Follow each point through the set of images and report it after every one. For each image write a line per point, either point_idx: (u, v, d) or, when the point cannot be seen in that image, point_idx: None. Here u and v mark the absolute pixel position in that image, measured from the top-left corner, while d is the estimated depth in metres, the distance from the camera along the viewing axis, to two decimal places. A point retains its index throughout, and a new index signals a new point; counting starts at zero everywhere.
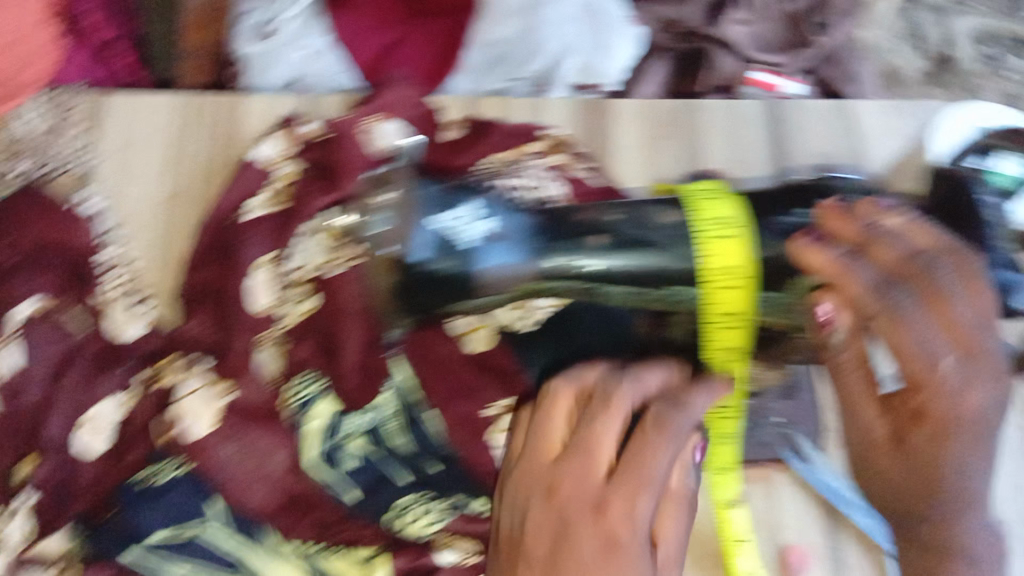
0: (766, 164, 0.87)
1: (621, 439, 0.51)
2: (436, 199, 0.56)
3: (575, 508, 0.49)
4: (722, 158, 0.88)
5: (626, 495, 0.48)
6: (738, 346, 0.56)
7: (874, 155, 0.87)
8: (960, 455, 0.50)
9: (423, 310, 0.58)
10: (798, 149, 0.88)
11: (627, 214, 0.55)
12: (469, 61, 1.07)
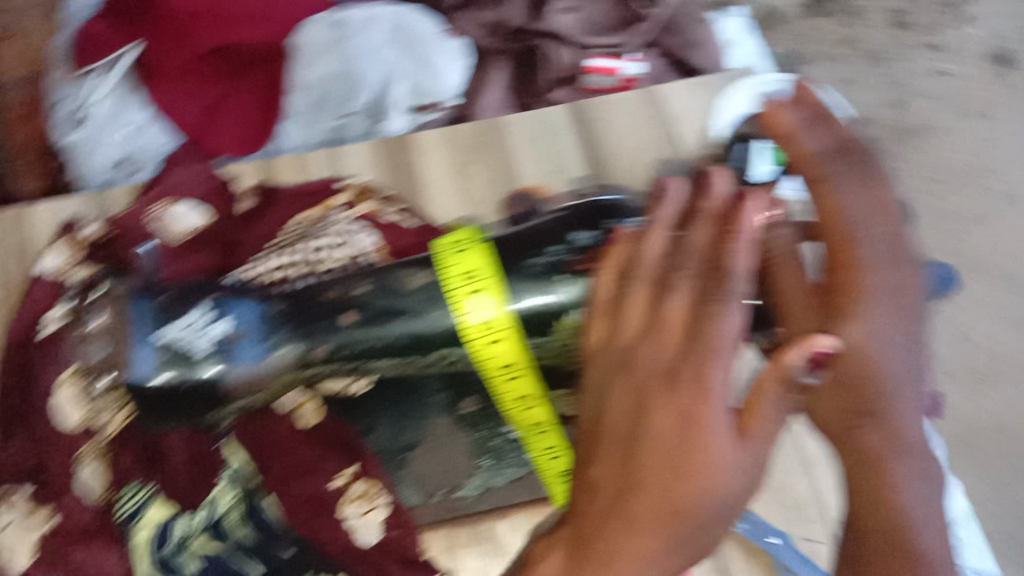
0: (581, 164, 0.86)
1: (741, 334, 0.48)
2: (161, 310, 0.55)
3: (653, 398, 0.47)
4: (533, 169, 0.87)
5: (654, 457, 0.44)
6: (521, 389, 0.58)
7: (690, 130, 0.88)
8: (876, 321, 0.53)
9: (178, 418, 0.57)
10: (611, 148, 0.87)
11: (366, 288, 0.57)
12: (296, 109, 1.15)
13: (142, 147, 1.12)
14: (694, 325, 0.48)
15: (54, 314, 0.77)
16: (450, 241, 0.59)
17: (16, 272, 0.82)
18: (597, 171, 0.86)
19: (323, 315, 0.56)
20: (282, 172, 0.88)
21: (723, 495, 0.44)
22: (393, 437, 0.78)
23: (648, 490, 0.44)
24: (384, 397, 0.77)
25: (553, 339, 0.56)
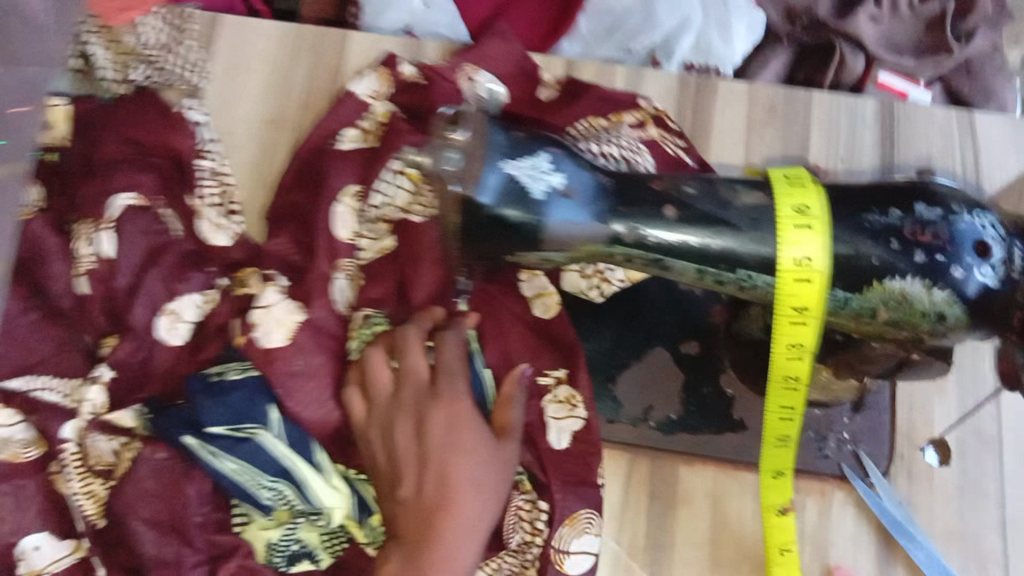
0: (873, 156, 0.84)
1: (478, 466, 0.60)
2: (511, 140, 0.56)
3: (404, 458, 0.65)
4: (824, 153, 0.85)
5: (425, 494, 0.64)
6: (799, 339, 0.58)
7: (991, 169, 0.85)
8: None
9: (477, 250, 0.59)
10: (906, 157, 0.85)
11: (696, 191, 0.57)
12: (579, 31, 1.17)
13: (430, 23, 1.13)
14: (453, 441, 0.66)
15: (352, 134, 0.82)
16: (785, 174, 0.58)
17: (326, 87, 0.86)
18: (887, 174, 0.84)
19: (649, 202, 0.57)
20: (582, 71, 0.88)
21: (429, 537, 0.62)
22: (608, 350, 0.79)
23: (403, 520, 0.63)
24: (615, 309, 0.81)
25: (860, 298, 0.55)
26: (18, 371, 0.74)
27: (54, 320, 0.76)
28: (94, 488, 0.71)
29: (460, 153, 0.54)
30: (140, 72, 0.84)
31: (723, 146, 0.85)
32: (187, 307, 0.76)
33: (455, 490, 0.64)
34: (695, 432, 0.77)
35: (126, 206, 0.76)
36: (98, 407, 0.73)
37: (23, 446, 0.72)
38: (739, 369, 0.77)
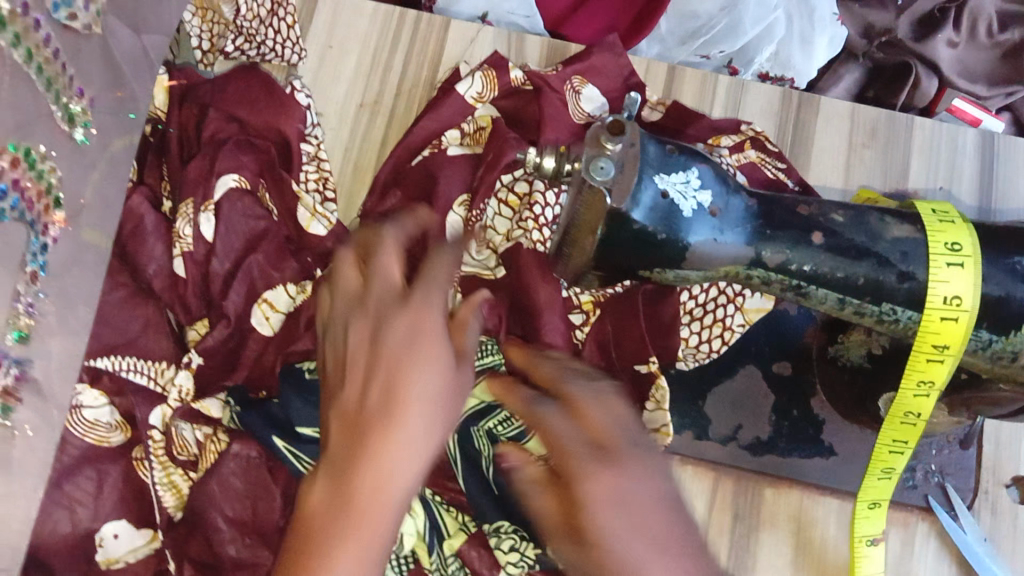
0: (973, 183, 0.83)
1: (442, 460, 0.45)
2: (664, 153, 0.54)
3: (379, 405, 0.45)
4: (924, 182, 0.83)
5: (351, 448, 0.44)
6: (929, 372, 0.57)
7: None
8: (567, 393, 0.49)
9: (603, 261, 0.57)
10: (1008, 190, 0.83)
11: (844, 218, 0.56)
12: (659, 31, 1.16)
13: (508, 12, 1.09)
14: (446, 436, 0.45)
15: (453, 137, 0.79)
16: (931, 209, 0.57)
17: (424, 75, 0.84)
18: (986, 211, 0.82)
19: (796, 227, 0.56)
20: (684, 78, 0.85)
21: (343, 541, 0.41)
22: (698, 367, 0.77)
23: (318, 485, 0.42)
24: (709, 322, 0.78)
25: (1003, 341, 0.54)
26: (109, 351, 0.70)
27: (144, 297, 0.72)
28: (175, 480, 0.67)
29: (614, 164, 0.52)
30: (234, 41, 0.83)
31: (824, 171, 0.83)
32: (280, 297, 0.71)
33: (378, 457, 0.43)
34: (783, 455, 0.75)
35: (231, 187, 0.73)
36: (185, 392, 0.68)
37: (109, 430, 0.69)
38: (830, 395, 0.75)
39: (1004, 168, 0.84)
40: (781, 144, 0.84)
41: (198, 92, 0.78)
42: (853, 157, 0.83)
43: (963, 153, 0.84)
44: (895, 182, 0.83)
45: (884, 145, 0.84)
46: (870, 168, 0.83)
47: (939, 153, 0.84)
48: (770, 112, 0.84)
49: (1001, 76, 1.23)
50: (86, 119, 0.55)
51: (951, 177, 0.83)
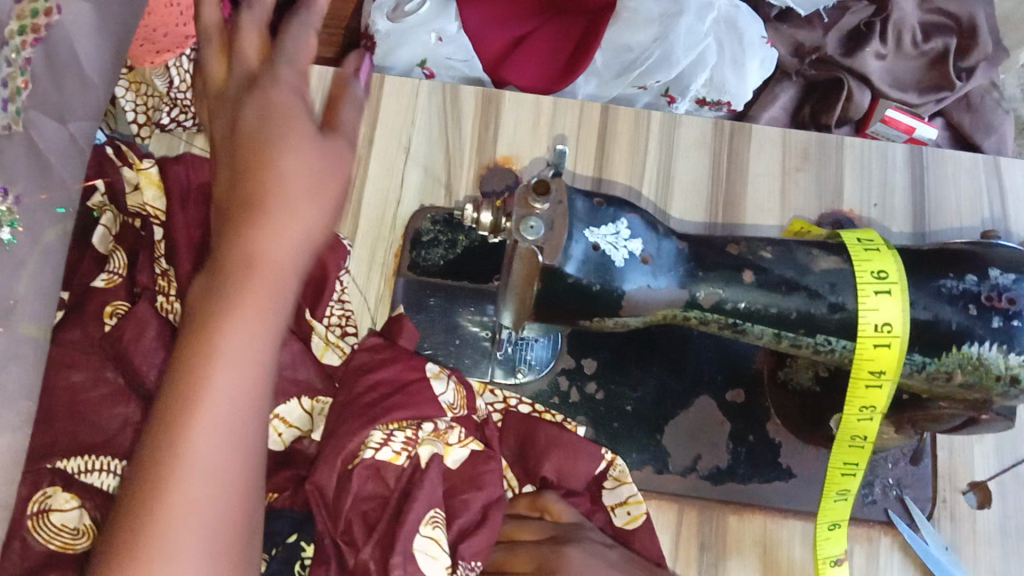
0: (904, 198, 0.85)
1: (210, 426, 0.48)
2: (591, 206, 0.55)
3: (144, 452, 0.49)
4: (857, 200, 0.85)
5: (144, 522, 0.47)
6: (870, 395, 0.59)
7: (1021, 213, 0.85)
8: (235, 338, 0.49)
9: (541, 313, 0.57)
10: (939, 202, 0.85)
11: (772, 253, 0.57)
12: (595, 65, 1.17)
13: (444, 57, 1.18)
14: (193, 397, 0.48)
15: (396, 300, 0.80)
16: (856, 238, 0.59)
17: (363, 131, 0.85)
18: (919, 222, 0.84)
19: (727, 267, 0.57)
20: (618, 116, 0.87)
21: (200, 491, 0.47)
22: (652, 401, 0.78)
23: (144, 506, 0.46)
24: (660, 355, 0.79)
25: (936, 361, 0.56)
26: (83, 450, 0.67)
27: (124, 394, 0.69)
28: None
29: (542, 222, 0.52)
30: (170, 114, 0.84)
31: (761, 197, 0.85)
32: (291, 411, 0.69)
33: (174, 486, 0.46)
34: (743, 481, 0.76)
35: None
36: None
37: (74, 535, 0.64)
38: (783, 416, 0.76)
39: (934, 180, 0.86)
40: (718, 174, 0.85)
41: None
42: (787, 181, 0.85)
43: (892, 170, 0.86)
44: (830, 205, 0.85)
45: (816, 167, 0.86)
46: (804, 192, 0.85)
47: (870, 171, 0.86)
48: (703, 143, 0.86)
49: (930, 83, 1.27)
50: (11, 216, 0.55)
51: (883, 194, 0.85)
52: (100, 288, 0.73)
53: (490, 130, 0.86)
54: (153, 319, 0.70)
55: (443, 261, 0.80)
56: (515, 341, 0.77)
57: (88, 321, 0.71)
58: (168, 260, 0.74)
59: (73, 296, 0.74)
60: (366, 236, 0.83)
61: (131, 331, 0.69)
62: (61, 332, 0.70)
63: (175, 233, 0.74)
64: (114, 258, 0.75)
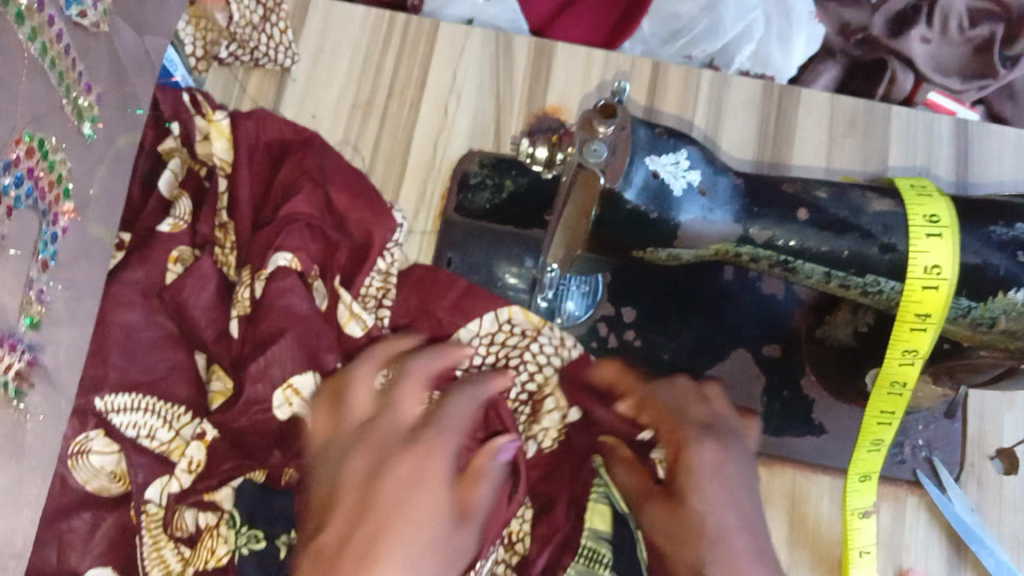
0: (950, 165, 0.86)
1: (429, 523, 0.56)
2: (653, 136, 0.56)
3: (387, 463, 0.58)
4: (903, 166, 0.86)
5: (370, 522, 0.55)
6: (910, 340, 0.60)
7: None
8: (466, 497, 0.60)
9: (595, 236, 0.59)
10: (983, 174, 0.86)
11: (827, 195, 0.58)
12: (641, 32, 1.18)
13: (492, 17, 1.11)
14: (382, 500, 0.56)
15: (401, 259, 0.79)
16: (909, 184, 0.60)
17: (415, 75, 0.86)
18: (963, 192, 0.85)
19: (782, 204, 0.58)
20: (668, 73, 0.88)
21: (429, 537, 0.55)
22: (688, 349, 0.79)
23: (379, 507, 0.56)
24: (698, 307, 0.80)
25: (980, 306, 0.57)
26: (131, 387, 0.70)
27: (175, 341, 0.73)
28: (164, 553, 0.67)
29: (605, 146, 0.53)
30: (228, 48, 0.84)
31: (807, 158, 0.85)
32: (306, 382, 0.68)
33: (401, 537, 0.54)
34: (776, 434, 0.77)
35: (282, 266, 0.70)
36: (194, 464, 0.67)
37: (109, 480, 0.70)
38: (819, 373, 0.77)
39: (979, 150, 0.87)
40: (764, 133, 0.86)
41: (298, 160, 0.77)
42: (833, 144, 0.86)
43: (938, 137, 0.87)
44: (876, 169, 0.85)
45: (862, 132, 0.87)
46: (851, 155, 0.86)
47: (916, 138, 0.87)
48: (751, 103, 0.87)
49: (973, 71, 1.27)
50: (93, 115, 0.56)
51: (928, 160, 0.86)
52: (166, 232, 0.74)
53: (541, 79, 0.87)
54: (215, 276, 0.73)
55: (489, 205, 0.81)
56: (558, 287, 0.77)
57: (153, 263, 0.73)
58: (229, 212, 0.76)
59: (139, 238, 0.75)
60: (413, 177, 0.84)
61: (193, 285, 0.71)
62: (123, 270, 0.72)
63: (240, 189, 0.75)
64: (179, 204, 0.76)
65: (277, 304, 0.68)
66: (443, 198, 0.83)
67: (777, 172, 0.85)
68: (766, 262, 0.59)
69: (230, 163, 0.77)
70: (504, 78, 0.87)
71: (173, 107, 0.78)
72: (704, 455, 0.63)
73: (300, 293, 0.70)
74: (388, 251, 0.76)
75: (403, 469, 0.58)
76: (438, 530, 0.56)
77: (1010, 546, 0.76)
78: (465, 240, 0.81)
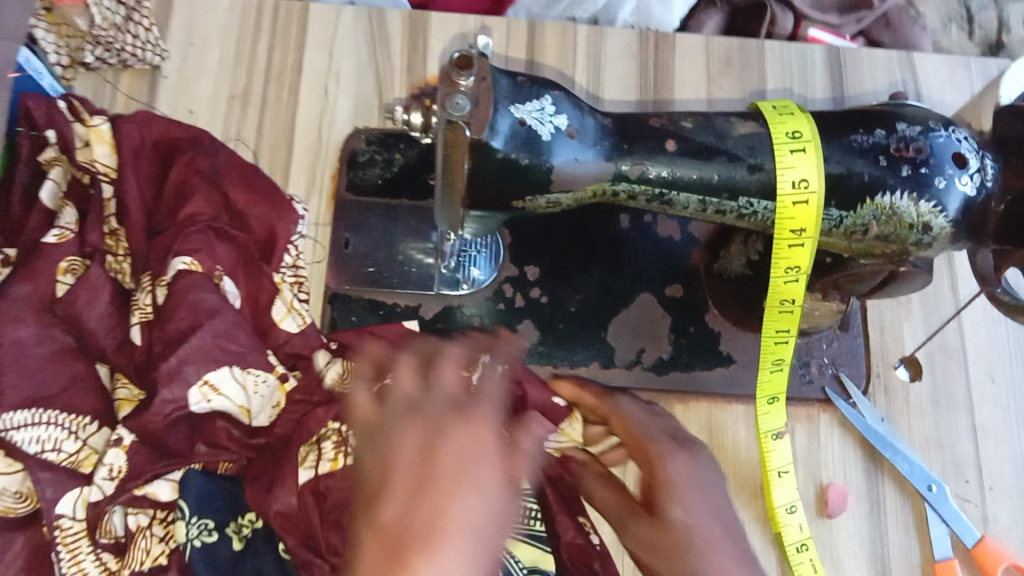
0: (823, 80, 0.88)
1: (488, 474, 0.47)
2: (516, 85, 0.56)
3: (396, 361, 0.57)
4: (780, 88, 0.88)
5: (374, 460, 0.48)
6: (788, 259, 0.62)
7: (933, 88, 0.89)
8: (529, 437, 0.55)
9: (470, 191, 0.59)
10: (857, 85, 0.89)
11: (693, 125, 0.59)
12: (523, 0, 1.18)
13: None
14: (416, 399, 0.52)
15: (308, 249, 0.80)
16: (772, 106, 0.61)
17: (291, 60, 0.85)
18: (839, 102, 0.88)
19: (650, 138, 0.59)
20: (545, 33, 0.88)
21: (494, 485, 0.46)
22: (596, 299, 0.80)
23: (365, 454, 0.50)
24: (600, 258, 0.81)
25: (849, 215, 0.59)
26: (31, 403, 0.66)
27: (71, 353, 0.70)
28: (85, 565, 0.64)
29: (468, 99, 0.53)
30: (93, 53, 0.81)
31: (688, 90, 0.87)
32: (223, 377, 0.67)
33: (447, 482, 0.45)
34: (687, 369, 0.79)
35: (182, 270, 0.68)
36: (116, 471, 0.64)
37: (16, 500, 0.66)
38: (722, 306, 0.79)
39: (850, 65, 0.89)
40: (645, 73, 0.87)
41: (190, 159, 0.75)
42: (711, 74, 0.88)
43: (810, 58, 0.89)
44: (753, 90, 0.88)
45: (738, 62, 0.89)
46: (730, 82, 0.88)
47: (788, 59, 0.89)
48: (631, 47, 0.88)
49: (850, 4, 1.30)
50: None
51: (802, 77, 0.88)
52: (51, 245, 0.71)
53: (419, 50, 0.86)
54: (107, 283, 0.72)
55: (381, 179, 0.80)
56: (460, 256, 0.77)
57: (40, 276, 0.69)
58: (118, 218, 0.75)
59: (22, 252, 0.72)
60: (301, 161, 0.82)
61: (85, 297, 0.70)
62: (9, 285, 0.68)
63: (126, 193, 0.74)
64: (64, 213, 0.72)
65: (184, 302, 0.67)
66: (325, 179, 0.82)
67: (660, 106, 0.86)
68: (643, 198, 0.60)
69: (113, 167, 0.75)
70: (383, 53, 0.86)
71: (47, 114, 0.75)
72: (674, 470, 0.53)
73: (207, 288, 0.68)
74: (294, 245, 0.75)
75: (405, 365, 0.55)
76: (490, 479, 0.46)
77: (922, 449, 0.79)
78: (361, 217, 0.79)
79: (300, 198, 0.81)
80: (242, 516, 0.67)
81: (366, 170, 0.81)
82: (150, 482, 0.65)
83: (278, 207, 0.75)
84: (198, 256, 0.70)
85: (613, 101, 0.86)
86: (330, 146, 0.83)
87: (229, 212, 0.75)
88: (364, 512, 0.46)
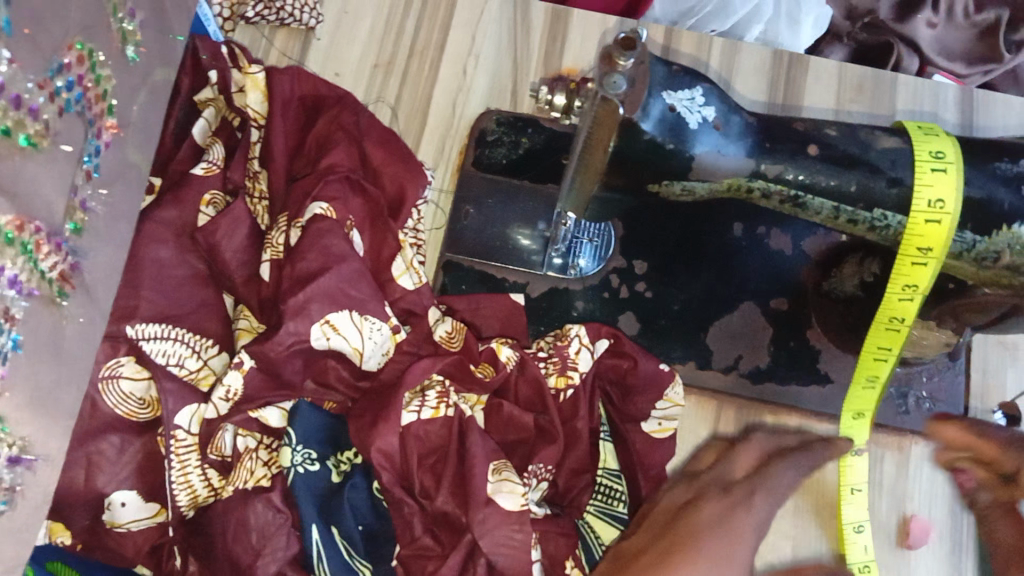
0: (953, 112, 0.89)
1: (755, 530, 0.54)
2: (670, 73, 0.58)
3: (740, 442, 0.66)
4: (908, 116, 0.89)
5: (682, 515, 0.56)
6: (909, 276, 0.63)
7: None
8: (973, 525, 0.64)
9: (609, 169, 0.61)
10: (987, 120, 0.89)
11: (837, 132, 0.60)
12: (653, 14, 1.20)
13: None
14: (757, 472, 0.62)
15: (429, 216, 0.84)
16: (916, 126, 0.62)
17: (436, 36, 0.89)
18: (967, 130, 0.88)
19: (794, 140, 0.60)
20: (681, 40, 0.90)
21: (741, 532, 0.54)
22: (700, 301, 0.81)
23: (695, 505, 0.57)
24: (709, 263, 0.82)
25: (981, 240, 0.59)
26: (164, 319, 0.71)
27: (204, 279, 0.74)
28: (193, 480, 0.68)
29: (625, 79, 0.55)
30: (254, 9, 0.86)
31: (816, 105, 0.88)
32: (343, 318, 0.70)
33: (690, 534, 0.53)
34: (781, 383, 0.80)
35: (318, 215, 0.72)
36: (233, 393, 0.68)
37: (139, 406, 0.70)
38: (826, 327, 0.79)
39: (982, 98, 0.89)
40: (774, 83, 0.89)
41: (336, 115, 0.79)
42: (840, 92, 0.89)
43: (942, 90, 0.90)
44: (880, 112, 0.88)
45: (869, 87, 0.89)
46: (858, 103, 0.89)
47: (920, 88, 0.90)
48: (764, 58, 0.90)
49: (979, 55, 1.29)
50: (135, 39, 0.59)
51: (933, 101, 0.89)
52: (198, 176, 0.75)
53: (557, 40, 0.89)
54: (246, 220, 0.75)
55: (506, 160, 0.83)
56: (572, 243, 0.80)
57: (186, 204, 0.74)
58: (261, 162, 0.79)
59: (171, 180, 0.77)
60: (432, 133, 0.86)
61: (225, 228, 0.73)
62: (156, 209, 0.73)
63: (273, 138, 0.78)
64: (213, 149, 0.77)
65: (316, 244, 0.70)
66: (453, 153, 0.86)
67: (788, 111, 0.88)
68: (778, 198, 0.62)
69: (263, 114, 0.80)
70: (523, 40, 0.89)
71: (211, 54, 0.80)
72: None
73: (339, 234, 0.71)
74: (418, 208, 0.79)
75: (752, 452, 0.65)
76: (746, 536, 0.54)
77: None
78: (484, 189, 0.82)
79: (428, 165, 0.85)
80: (342, 453, 0.71)
81: (493, 147, 0.84)
82: (263, 407, 0.69)
83: (410, 171, 0.79)
84: (334, 204, 0.73)
85: (743, 99, 0.88)
86: (461, 121, 0.86)
87: (364, 166, 0.79)
88: (654, 539, 0.54)
